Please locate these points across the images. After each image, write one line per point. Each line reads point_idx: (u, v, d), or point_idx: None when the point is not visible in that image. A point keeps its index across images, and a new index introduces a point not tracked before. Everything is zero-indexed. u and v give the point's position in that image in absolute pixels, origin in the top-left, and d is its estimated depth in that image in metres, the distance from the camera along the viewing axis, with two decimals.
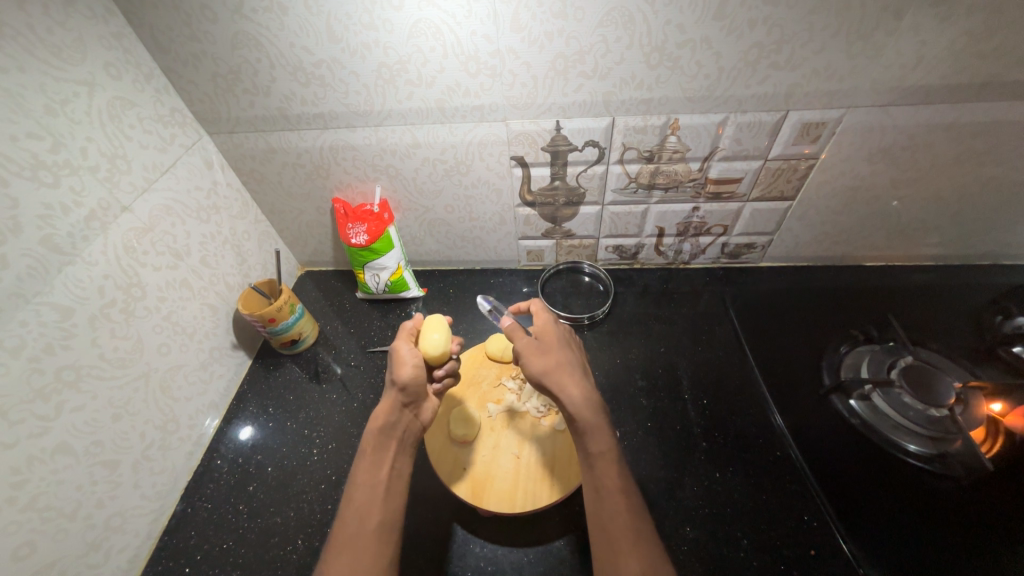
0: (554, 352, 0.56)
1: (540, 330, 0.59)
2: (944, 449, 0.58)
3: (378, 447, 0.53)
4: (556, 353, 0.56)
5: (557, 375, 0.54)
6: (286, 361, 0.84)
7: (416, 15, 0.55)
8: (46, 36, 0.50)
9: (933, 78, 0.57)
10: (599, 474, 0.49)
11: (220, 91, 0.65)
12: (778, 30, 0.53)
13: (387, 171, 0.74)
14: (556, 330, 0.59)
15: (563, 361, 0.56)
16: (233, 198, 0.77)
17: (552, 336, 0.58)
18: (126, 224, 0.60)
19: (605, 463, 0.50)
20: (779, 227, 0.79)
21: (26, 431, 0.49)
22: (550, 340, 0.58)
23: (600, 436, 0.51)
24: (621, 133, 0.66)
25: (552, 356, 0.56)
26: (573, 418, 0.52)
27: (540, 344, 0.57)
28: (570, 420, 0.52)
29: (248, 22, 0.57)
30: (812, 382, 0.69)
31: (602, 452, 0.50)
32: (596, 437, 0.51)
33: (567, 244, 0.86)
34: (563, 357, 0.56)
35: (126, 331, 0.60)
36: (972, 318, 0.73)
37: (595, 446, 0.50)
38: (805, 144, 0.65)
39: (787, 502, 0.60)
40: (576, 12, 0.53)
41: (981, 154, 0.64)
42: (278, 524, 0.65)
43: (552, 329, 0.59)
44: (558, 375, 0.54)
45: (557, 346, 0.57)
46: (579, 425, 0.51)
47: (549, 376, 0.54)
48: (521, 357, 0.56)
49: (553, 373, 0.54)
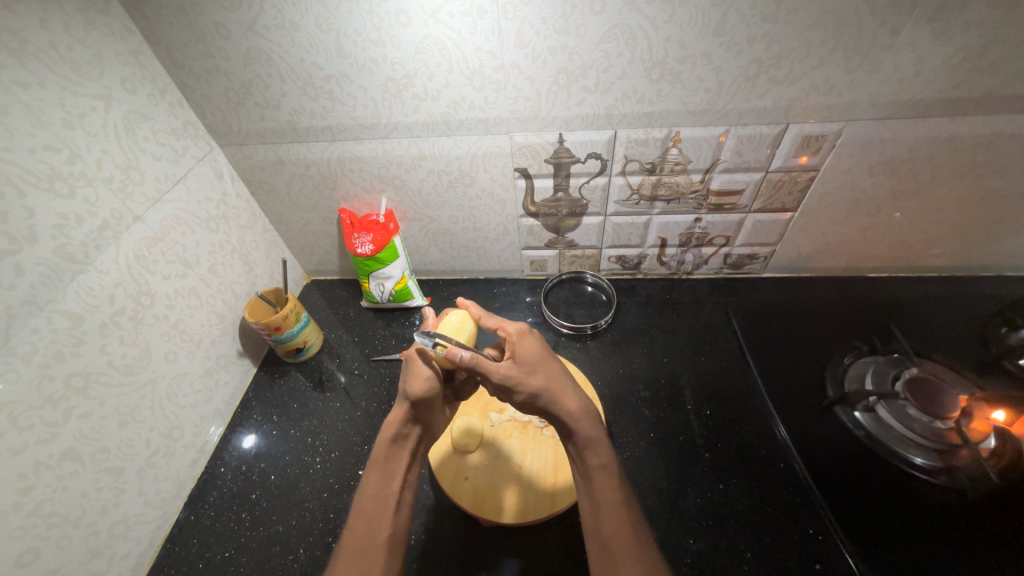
0: (540, 369, 0.54)
1: (515, 347, 0.56)
2: (950, 462, 0.57)
3: (389, 457, 0.53)
4: (540, 368, 0.54)
5: (553, 393, 0.53)
6: (290, 369, 0.84)
7: (423, 32, 0.56)
8: (66, 52, 0.51)
9: (931, 92, 0.57)
10: (599, 487, 0.49)
11: (232, 104, 0.67)
12: (777, 45, 0.54)
13: (393, 183, 0.75)
14: (529, 342, 0.57)
15: (552, 376, 0.54)
16: (242, 209, 0.79)
17: (529, 350, 0.56)
18: (137, 234, 0.61)
19: (604, 477, 0.49)
20: (781, 238, 0.79)
21: (35, 437, 0.49)
22: (528, 356, 0.55)
23: (601, 450, 0.51)
24: (623, 145, 0.67)
25: (540, 373, 0.54)
26: (573, 431, 0.52)
27: (521, 365, 0.55)
28: (569, 433, 0.52)
29: (260, 38, 0.59)
30: (816, 393, 0.68)
31: (601, 465, 0.50)
32: (597, 449, 0.51)
33: (570, 255, 0.86)
34: (550, 372, 0.54)
35: (134, 338, 0.61)
36: (977, 329, 0.73)
37: (595, 459, 0.50)
38: (806, 156, 0.66)
39: (791, 515, 0.60)
40: (579, 29, 0.55)
41: (982, 166, 0.65)
42: (279, 533, 0.65)
43: (525, 344, 0.57)
44: (555, 391, 0.53)
45: (536, 360, 0.55)
46: (580, 438, 0.51)
47: (547, 396, 0.53)
48: (507, 386, 0.52)
49: (549, 391, 0.53)
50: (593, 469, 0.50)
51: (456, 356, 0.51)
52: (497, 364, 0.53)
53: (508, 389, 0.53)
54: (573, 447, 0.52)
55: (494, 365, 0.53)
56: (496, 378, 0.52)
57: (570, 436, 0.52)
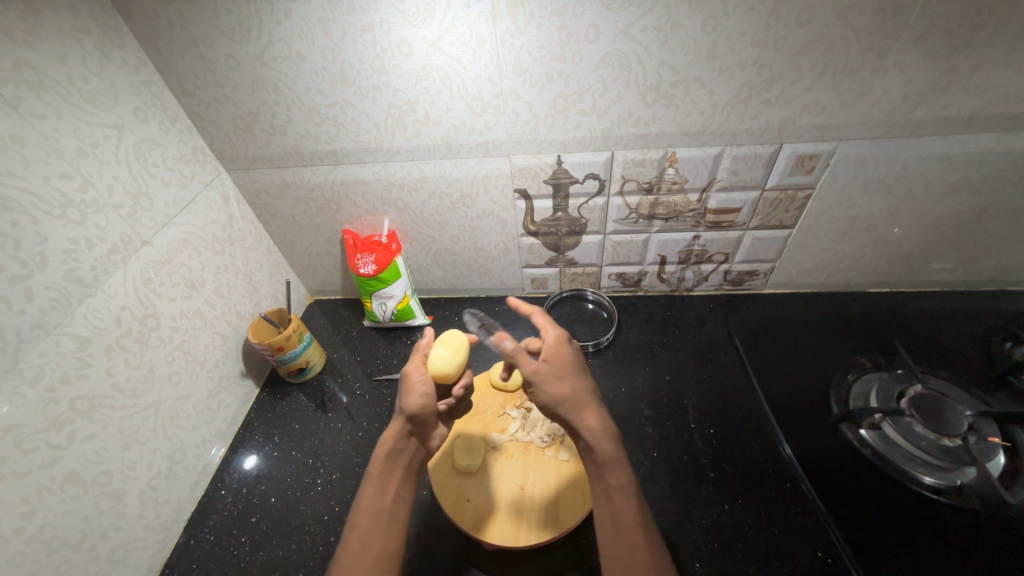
0: (569, 378, 0.54)
1: (551, 352, 0.57)
2: (960, 482, 0.57)
3: (384, 472, 0.53)
4: (569, 378, 0.54)
5: (575, 404, 0.53)
6: (293, 390, 0.85)
7: (424, 61, 0.58)
8: (82, 85, 0.54)
9: (922, 112, 0.58)
10: (618, 508, 0.48)
11: (239, 131, 0.69)
12: (767, 70, 0.56)
13: (395, 205, 0.77)
14: (568, 352, 0.57)
15: (576, 386, 0.54)
16: (247, 231, 0.80)
17: (564, 359, 0.56)
18: (145, 257, 0.62)
19: (624, 498, 0.48)
20: (780, 255, 0.80)
21: (38, 461, 0.50)
22: (562, 363, 0.56)
23: (619, 470, 0.50)
24: (620, 166, 0.68)
25: (568, 382, 0.54)
26: (593, 448, 0.51)
27: (553, 369, 0.55)
28: (588, 449, 0.51)
29: (268, 69, 0.61)
30: (820, 411, 0.68)
31: (620, 486, 0.49)
32: (615, 470, 0.50)
33: (570, 272, 0.87)
34: (578, 386, 0.54)
35: (139, 360, 0.62)
36: (980, 346, 0.72)
37: (613, 479, 0.49)
38: (801, 174, 0.67)
39: (800, 537, 0.58)
40: (574, 56, 0.57)
41: (977, 183, 0.65)
42: (279, 558, 0.64)
43: (562, 352, 0.57)
44: (579, 403, 0.53)
45: (569, 369, 0.55)
46: (601, 456, 0.50)
47: (567, 404, 0.53)
48: (534, 382, 0.53)
49: (571, 401, 0.53)
50: (611, 487, 0.49)
51: (505, 344, 0.53)
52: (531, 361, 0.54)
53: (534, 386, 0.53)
54: (591, 465, 0.51)
55: (528, 361, 0.54)
56: (526, 371, 0.54)
57: (588, 453, 0.51)
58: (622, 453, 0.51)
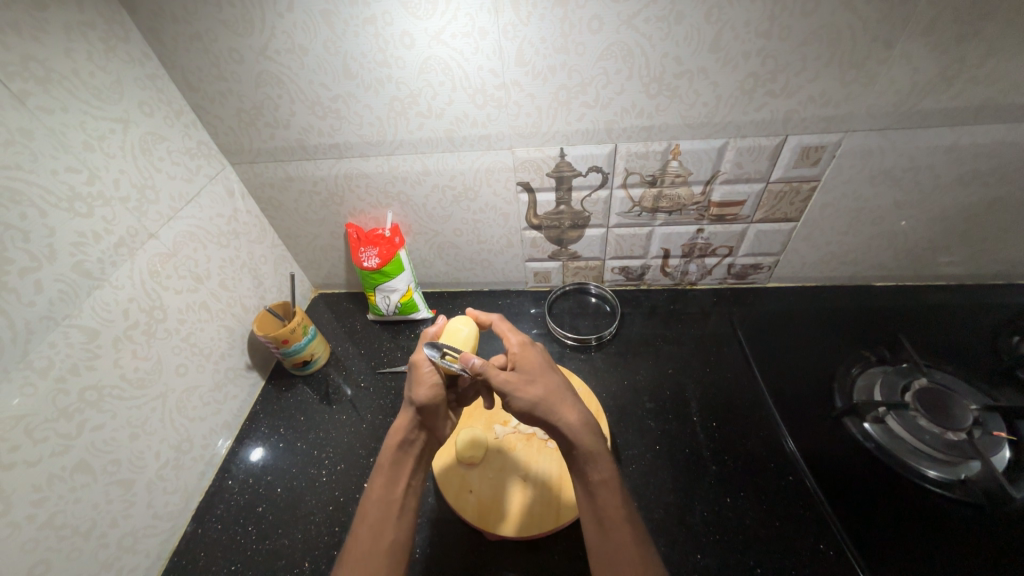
0: (539, 379, 0.55)
1: (517, 359, 0.57)
2: (963, 476, 0.57)
3: (395, 463, 0.54)
4: (540, 379, 0.55)
5: (554, 404, 0.53)
6: (298, 382, 0.85)
7: (426, 53, 0.58)
8: (88, 79, 0.54)
9: (930, 103, 0.58)
10: (603, 504, 0.48)
11: (243, 125, 0.69)
12: (772, 60, 0.55)
13: (398, 198, 0.77)
14: (534, 356, 0.58)
15: (550, 386, 0.54)
16: (252, 224, 0.81)
17: (532, 362, 0.57)
18: (151, 250, 0.63)
19: (608, 493, 0.48)
20: (784, 248, 0.80)
21: (49, 450, 0.51)
22: (530, 366, 0.56)
23: (602, 464, 0.50)
24: (623, 159, 0.68)
25: (539, 383, 0.54)
26: (574, 444, 0.51)
27: (522, 374, 0.55)
28: (569, 446, 0.51)
29: (271, 62, 0.61)
30: (824, 405, 0.68)
31: (604, 480, 0.49)
32: (598, 465, 0.50)
33: (573, 266, 0.87)
34: (552, 385, 0.55)
35: (147, 352, 0.62)
36: (988, 340, 0.72)
37: (596, 474, 0.50)
38: (806, 166, 0.66)
39: (801, 529, 0.59)
40: (578, 47, 0.56)
41: (985, 174, 0.64)
42: (285, 547, 0.65)
43: (529, 356, 0.57)
44: (554, 400, 0.53)
45: (539, 370, 0.56)
46: (581, 451, 0.50)
47: (545, 406, 0.52)
48: (507, 392, 0.53)
49: (547, 401, 0.53)
50: (595, 482, 0.49)
51: (471, 362, 0.54)
52: (498, 371, 0.54)
53: (506, 396, 0.53)
54: (574, 460, 0.51)
55: (495, 371, 0.53)
56: (496, 383, 0.53)
57: (571, 449, 0.51)
58: (604, 447, 0.51)
